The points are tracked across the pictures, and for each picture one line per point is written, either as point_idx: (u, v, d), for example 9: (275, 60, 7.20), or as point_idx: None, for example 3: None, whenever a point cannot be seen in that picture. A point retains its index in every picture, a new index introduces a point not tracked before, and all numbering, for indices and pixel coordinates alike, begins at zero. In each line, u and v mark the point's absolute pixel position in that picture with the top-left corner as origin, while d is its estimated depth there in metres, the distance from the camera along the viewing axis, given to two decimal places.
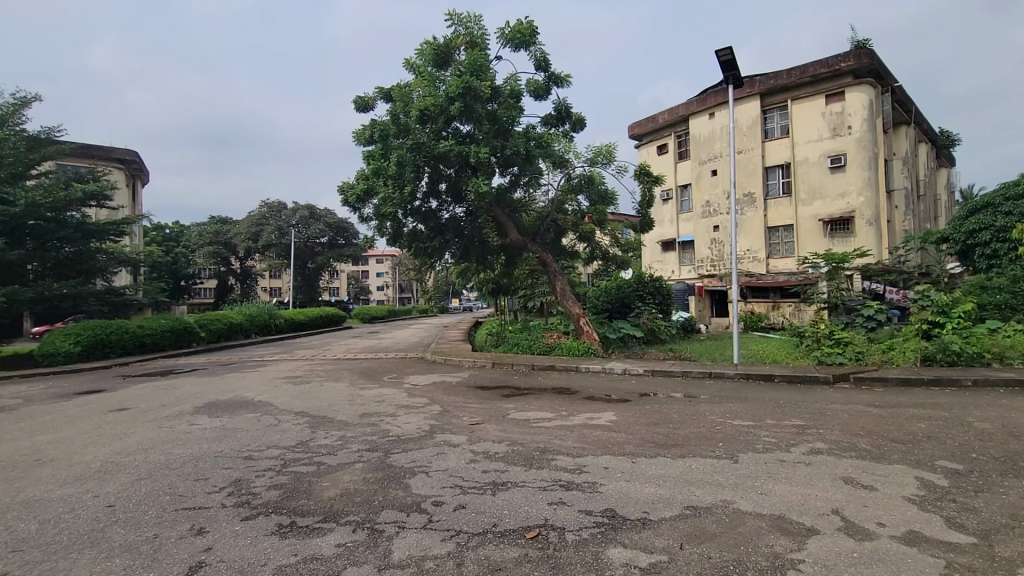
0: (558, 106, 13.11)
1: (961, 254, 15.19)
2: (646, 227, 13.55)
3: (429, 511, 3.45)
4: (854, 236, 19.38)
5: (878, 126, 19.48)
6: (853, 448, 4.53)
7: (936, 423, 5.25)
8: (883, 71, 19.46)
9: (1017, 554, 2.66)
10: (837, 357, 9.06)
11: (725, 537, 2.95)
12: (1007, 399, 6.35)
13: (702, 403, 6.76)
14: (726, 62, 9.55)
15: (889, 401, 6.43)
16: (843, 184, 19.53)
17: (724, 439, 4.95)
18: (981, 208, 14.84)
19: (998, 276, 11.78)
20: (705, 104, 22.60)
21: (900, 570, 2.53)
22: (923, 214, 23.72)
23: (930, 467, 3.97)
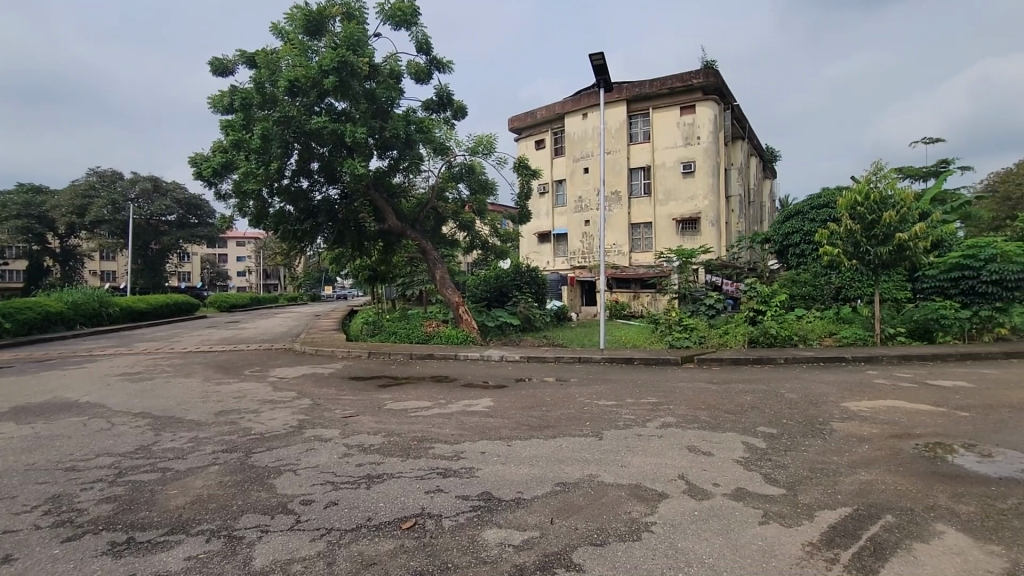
0: (439, 91, 12.93)
1: (779, 252, 18.02)
2: (523, 219, 13.99)
3: (297, 511, 3.26)
4: (700, 234, 21.83)
5: (721, 139, 22.17)
6: (696, 420, 5.19)
7: (758, 395, 6.23)
8: (725, 91, 22.17)
9: (813, 499, 3.27)
10: (684, 341, 10.26)
11: (590, 509, 3.22)
12: (809, 374, 7.72)
13: (571, 386, 7.24)
14: (598, 66, 10.17)
15: (723, 378, 7.48)
16: (693, 188, 21.94)
17: (591, 418, 5.37)
18: (794, 215, 17.68)
19: (804, 271, 14.16)
20: (579, 105, 23.88)
21: (729, 523, 2.97)
22: (752, 218, 27.68)
23: (753, 432, 4.71)
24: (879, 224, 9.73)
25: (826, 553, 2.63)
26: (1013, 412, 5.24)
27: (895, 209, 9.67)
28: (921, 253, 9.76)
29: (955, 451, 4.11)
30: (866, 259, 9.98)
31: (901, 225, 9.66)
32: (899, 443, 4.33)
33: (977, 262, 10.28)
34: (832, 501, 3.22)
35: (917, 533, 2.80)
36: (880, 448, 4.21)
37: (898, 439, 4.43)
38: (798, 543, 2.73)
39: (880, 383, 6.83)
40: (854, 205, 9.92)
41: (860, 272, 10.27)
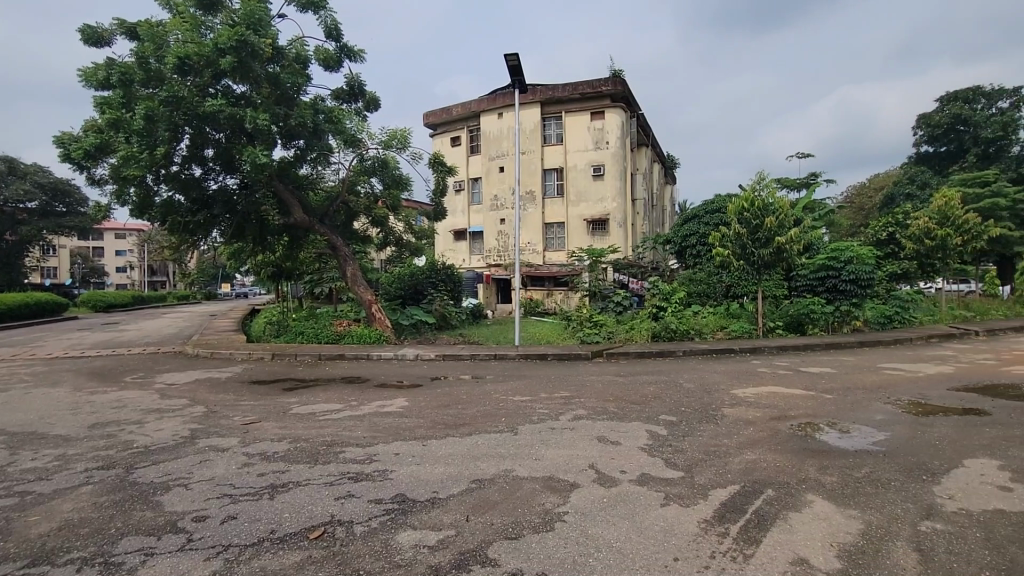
0: (350, 81, 12.41)
1: (678, 253, 19.40)
2: (439, 216, 13.84)
3: (188, 530, 2.99)
4: (609, 235, 22.88)
5: (627, 144, 23.38)
6: (605, 411, 5.45)
7: (660, 386, 6.68)
8: (631, 99, 23.42)
9: (707, 480, 3.57)
10: (594, 336, 10.72)
11: (506, 503, 3.27)
12: (705, 365, 8.41)
13: (487, 383, 7.30)
14: (513, 67, 10.30)
15: (629, 371, 7.93)
16: (602, 190, 22.93)
17: (506, 414, 5.45)
18: (692, 219, 19.10)
19: (700, 271, 15.35)
20: (494, 104, 24.05)
21: (635, 508, 3.16)
22: (655, 221, 29.53)
23: (656, 421, 5.05)
24: (762, 228, 10.79)
25: (718, 528, 2.89)
26: (866, 393, 6.07)
27: (775, 215, 10.77)
28: (796, 255, 10.97)
29: (822, 429, 4.68)
30: (751, 260, 11.03)
31: (779, 229, 10.79)
32: (778, 424, 4.85)
33: (839, 264, 11.75)
34: (723, 480, 3.54)
35: (792, 504, 3.16)
36: (762, 429, 4.69)
37: (777, 421, 4.96)
38: (695, 521, 2.97)
39: (762, 372, 7.60)
40: (742, 211, 10.93)
41: (746, 271, 11.32)
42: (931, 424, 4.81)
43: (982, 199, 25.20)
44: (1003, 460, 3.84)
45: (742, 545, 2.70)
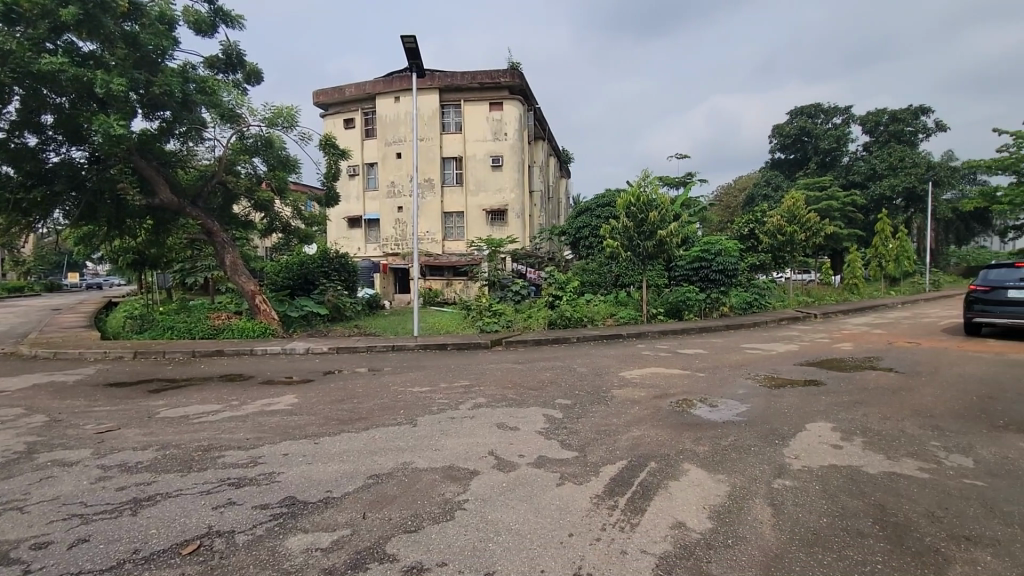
0: (227, 49, 11.23)
1: (573, 244, 20.26)
2: (331, 201, 13.09)
3: (27, 560, 2.56)
4: (507, 225, 23.22)
5: (525, 137, 23.83)
6: (504, 398, 5.55)
7: (556, 371, 6.96)
8: (529, 92, 23.87)
9: (598, 457, 3.79)
10: (494, 325, 10.85)
11: (404, 497, 3.20)
12: (596, 350, 8.89)
13: (385, 375, 7.11)
14: (410, 50, 9.99)
15: (527, 358, 8.16)
16: (500, 181, 23.17)
17: (404, 406, 5.34)
18: (585, 211, 20.00)
19: (593, 261, 16.15)
20: (390, 87, 23.21)
21: (533, 490, 3.25)
22: (551, 213, 30.56)
23: (552, 405, 5.25)
24: (646, 222, 11.59)
25: (608, 501, 3.08)
26: (732, 370, 6.82)
27: (657, 210, 11.62)
28: (675, 247, 11.96)
29: (696, 404, 5.18)
30: (637, 251, 11.82)
31: (661, 224, 11.67)
32: (660, 402, 5.28)
33: (711, 256, 13.07)
34: (613, 457, 3.78)
35: (672, 474, 3.46)
36: (646, 408, 5.07)
37: (659, 399, 5.40)
38: (588, 497, 3.13)
39: (647, 355, 8.22)
40: (629, 205, 11.66)
41: (633, 262, 12.12)
42: (782, 395, 5.53)
43: (820, 201, 29.33)
44: (835, 422, 4.53)
45: (630, 515, 2.90)
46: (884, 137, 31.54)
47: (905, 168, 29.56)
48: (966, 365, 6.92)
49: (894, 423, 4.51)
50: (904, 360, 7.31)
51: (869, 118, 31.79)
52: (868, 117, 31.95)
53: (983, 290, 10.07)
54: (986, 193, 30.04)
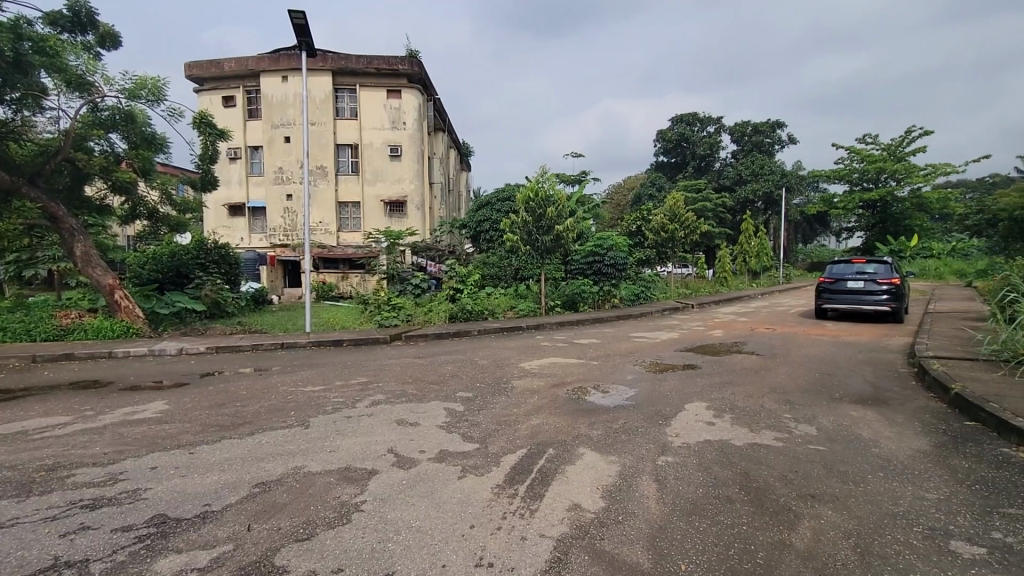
0: (73, 5, 9.65)
1: (473, 237, 20.33)
2: (208, 186, 11.87)
3: None
4: (407, 217, 22.64)
5: (424, 127, 23.36)
6: (403, 394, 5.44)
7: (456, 365, 6.95)
8: (428, 82, 23.43)
9: (499, 448, 3.85)
10: (393, 319, 10.55)
11: (295, 504, 3.01)
12: (496, 342, 9.02)
13: (273, 375, 6.62)
14: (299, 26, 9.31)
15: (427, 352, 8.05)
16: (399, 171, 22.51)
17: (296, 407, 5.02)
18: (485, 205, 20.09)
19: (493, 255, 16.30)
20: (277, 65, 21.53)
21: (433, 486, 3.21)
22: (451, 206, 30.33)
23: (453, 398, 5.24)
24: (544, 217, 11.95)
25: (509, 490, 3.14)
26: (622, 358, 7.28)
27: (555, 206, 12.02)
28: (571, 242, 12.48)
29: (590, 391, 5.46)
30: (536, 246, 12.15)
31: (558, 219, 12.10)
32: (557, 391, 5.49)
33: (604, 251, 13.81)
34: (513, 446, 3.86)
35: (568, 458, 3.62)
36: (544, 397, 5.25)
37: (556, 388, 5.61)
38: (489, 488, 3.17)
39: (545, 346, 8.50)
40: (528, 201, 11.94)
41: (531, 256, 12.44)
42: (665, 379, 6.02)
43: (697, 202, 32.26)
44: (709, 401, 5.03)
45: (529, 502, 2.99)
46: (749, 146, 35.40)
47: (765, 174, 33.44)
48: (811, 347, 8.03)
49: (756, 399, 5.11)
50: (763, 344, 8.31)
51: (737, 129, 35.47)
52: (736, 127, 35.63)
53: (829, 282, 11.75)
54: (825, 199, 35.02)
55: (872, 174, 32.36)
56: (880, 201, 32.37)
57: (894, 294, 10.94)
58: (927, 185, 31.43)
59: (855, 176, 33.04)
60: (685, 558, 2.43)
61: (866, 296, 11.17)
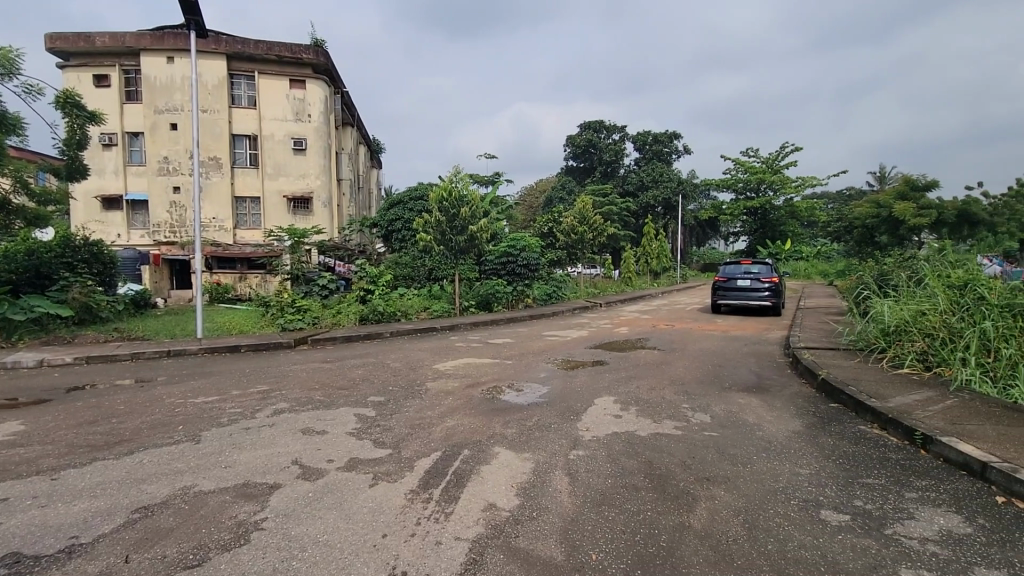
0: None
1: (385, 237, 19.73)
2: (76, 176, 10.47)
3: None
4: (313, 215, 21.43)
5: (331, 121, 22.29)
6: (310, 401, 5.14)
7: (367, 368, 6.71)
8: (335, 74, 22.40)
9: (413, 452, 3.76)
10: (297, 322, 9.95)
11: (184, 527, 2.73)
12: (408, 344, 8.81)
13: (157, 386, 5.96)
14: (187, 3, 8.48)
15: (335, 356, 7.68)
16: (304, 166, 21.27)
17: (185, 420, 4.56)
18: (397, 204, 19.55)
19: (405, 255, 15.94)
20: (161, 44, 19.48)
21: (343, 496, 3.06)
22: (361, 203, 29.21)
23: (364, 403, 5.04)
24: (458, 217, 11.89)
25: (423, 495, 3.08)
26: (535, 356, 7.43)
27: (468, 206, 11.99)
28: (485, 242, 12.55)
29: (505, 390, 5.50)
30: (450, 245, 12.05)
31: (472, 219, 12.10)
32: (472, 391, 5.48)
33: (517, 252, 13.96)
34: (427, 449, 3.80)
35: (483, 458, 3.62)
36: (459, 398, 5.21)
37: (471, 388, 5.60)
38: (402, 494, 3.09)
39: (459, 346, 8.44)
40: (442, 200, 11.80)
41: (445, 256, 12.32)
42: (576, 375, 6.22)
43: (604, 206, 33.83)
44: (617, 395, 5.28)
45: (443, 505, 2.95)
46: (650, 154, 37.74)
47: (664, 181, 35.86)
48: (704, 341, 8.72)
49: (658, 391, 5.45)
50: (664, 340, 8.88)
51: (639, 138, 37.66)
52: (638, 136, 37.81)
53: (722, 280, 12.84)
54: (716, 206, 38.26)
55: (754, 184, 35.87)
56: (761, 209, 35.98)
57: (774, 291, 12.20)
58: (798, 195, 35.44)
59: (740, 186, 36.42)
60: (596, 548, 2.52)
61: (752, 293, 12.38)
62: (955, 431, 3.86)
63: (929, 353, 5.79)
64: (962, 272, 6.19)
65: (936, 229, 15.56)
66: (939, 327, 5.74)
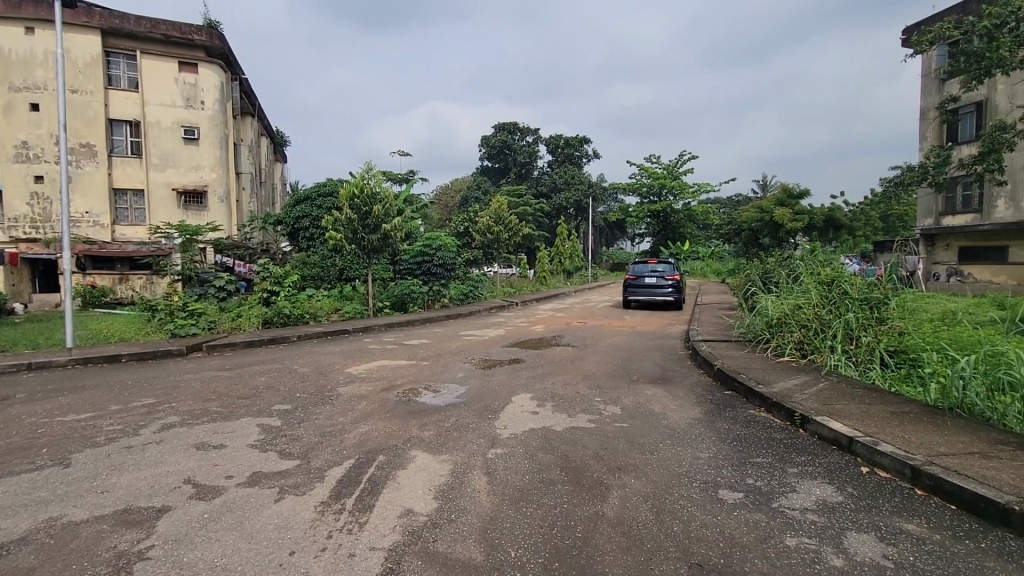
0: None
1: (290, 235, 18.59)
2: None
3: None
4: (207, 210, 19.71)
5: (228, 110, 20.66)
6: (205, 413, 4.70)
7: (272, 375, 6.27)
8: (232, 59, 20.76)
9: (323, 462, 3.56)
10: (190, 327, 9.04)
11: (48, 565, 2.37)
12: (317, 348, 8.36)
13: (15, 405, 5.15)
14: None
15: (235, 363, 7.09)
16: (197, 157, 19.53)
17: (51, 443, 3.98)
18: (304, 200, 18.45)
19: (313, 254, 15.13)
20: (16, 11, 16.92)
21: (245, 515, 2.82)
22: (263, 199, 27.31)
23: (268, 412, 4.70)
24: (371, 215, 11.49)
25: (334, 506, 2.92)
26: (452, 356, 7.36)
27: (381, 204, 11.63)
28: (399, 241, 12.25)
29: (421, 392, 5.39)
30: (362, 244, 11.60)
31: (385, 218, 11.75)
32: (387, 394, 5.31)
33: (432, 251, 13.75)
34: (339, 458, 3.62)
35: (399, 463, 3.51)
36: (373, 401, 5.03)
37: (385, 391, 5.43)
38: (312, 506, 2.91)
39: (373, 348, 8.16)
40: (353, 197, 11.34)
41: (357, 256, 11.85)
42: (493, 374, 6.25)
43: (519, 206, 34.37)
44: (534, 392, 5.36)
45: (357, 515, 2.82)
46: (562, 157, 38.94)
47: (576, 184, 37.18)
48: (614, 337, 9.13)
49: (572, 387, 5.62)
50: (577, 336, 9.18)
51: (552, 141, 38.72)
52: (550, 139, 38.86)
53: (632, 278, 13.55)
54: (623, 209, 40.31)
55: (657, 188, 38.28)
56: (663, 212, 38.47)
57: (677, 287, 13.07)
58: (694, 200, 38.36)
59: (644, 190, 38.65)
60: (515, 545, 2.54)
61: (658, 290, 13.19)
62: (827, 410, 4.36)
63: (805, 342, 6.48)
64: (830, 270, 6.91)
65: (809, 233, 17.52)
66: (813, 319, 6.43)
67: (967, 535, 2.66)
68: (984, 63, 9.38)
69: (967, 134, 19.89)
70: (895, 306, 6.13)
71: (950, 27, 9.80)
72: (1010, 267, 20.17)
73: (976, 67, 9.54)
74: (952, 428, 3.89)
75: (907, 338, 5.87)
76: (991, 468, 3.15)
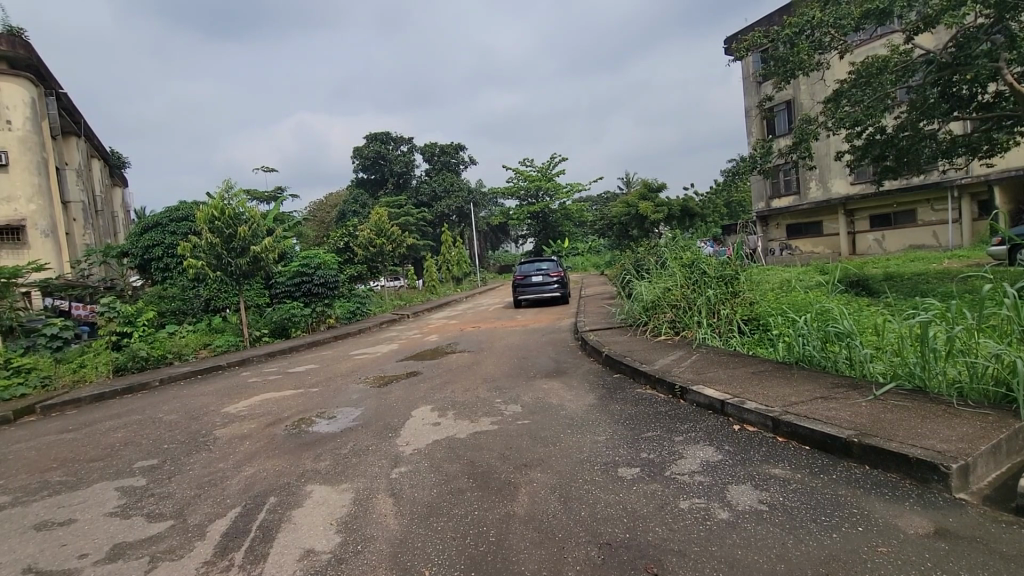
0: None
1: (140, 267, 16.21)
2: None
3: None
4: (27, 247, 16.48)
5: (42, 129, 17.63)
6: (42, 487, 3.92)
7: (131, 428, 5.44)
8: (43, 71, 17.75)
9: (203, 517, 3.15)
10: (16, 387, 7.44)
11: None
12: (187, 390, 7.40)
13: None
14: None
15: (81, 422, 6.01)
16: (6, 186, 16.24)
17: None
18: (151, 227, 16.33)
19: (170, 285, 13.44)
20: None
21: None
22: (100, 229, 23.69)
23: (129, 472, 4.07)
24: (236, 237, 10.45)
25: (221, 563, 2.61)
26: (343, 379, 6.97)
27: (247, 224, 10.65)
28: (273, 262, 11.33)
29: (313, 421, 5.03)
30: (228, 270, 10.54)
31: (253, 239, 10.78)
32: (274, 430, 4.87)
33: (310, 270, 12.89)
34: (222, 509, 3.24)
35: (294, 502, 3.24)
36: (258, 440, 4.58)
37: (273, 427, 4.97)
38: (191, 569, 2.57)
39: (252, 383, 7.41)
40: (211, 219, 10.19)
41: (223, 282, 10.73)
42: (390, 392, 6.00)
43: (399, 216, 33.68)
44: (433, 403, 5.27)
45: (248, 568, 2.54)
46: (439, 165, 38.81)
47: (455, 190, 37.56)
48: (509, 337, 9.29)
49: (471, 392, 5.61)
50: (473, 342, 9.21)
51: (427, 149, 38.43)
52: (426, 147, 38.58)
53: (520, 278, 13.95)
54: (504, 212, 41.26)
55: (534, 190, 39.83)
56: (541, 212, 40.06)
57: (562, 283, 13.68)
58: (569, 199, 40.64)
59: (522, 192, 40.01)
60: (429, 563, 2.46)
61: (545, 288, 13.72)
62: (701, 379, 4.83)
63: (677, 320, 7.14)
64: (690, 254, 7.66)
65: (670, 222, 19.34)
66: (680, 299, 7.11)
67: (823, 470, 3.09)
68: (790, 65, 11.05)
69: (782, 127, 23.28)
70: (744, 280, 6.96)
71: (761, 36, 11.43)
72: (825, 238, 24.08)
73: (785, 69, 11.20)
74: (798, 379, 4.51)
75: (757, 306, 6.68)
76: (832, 409, 3.69)
